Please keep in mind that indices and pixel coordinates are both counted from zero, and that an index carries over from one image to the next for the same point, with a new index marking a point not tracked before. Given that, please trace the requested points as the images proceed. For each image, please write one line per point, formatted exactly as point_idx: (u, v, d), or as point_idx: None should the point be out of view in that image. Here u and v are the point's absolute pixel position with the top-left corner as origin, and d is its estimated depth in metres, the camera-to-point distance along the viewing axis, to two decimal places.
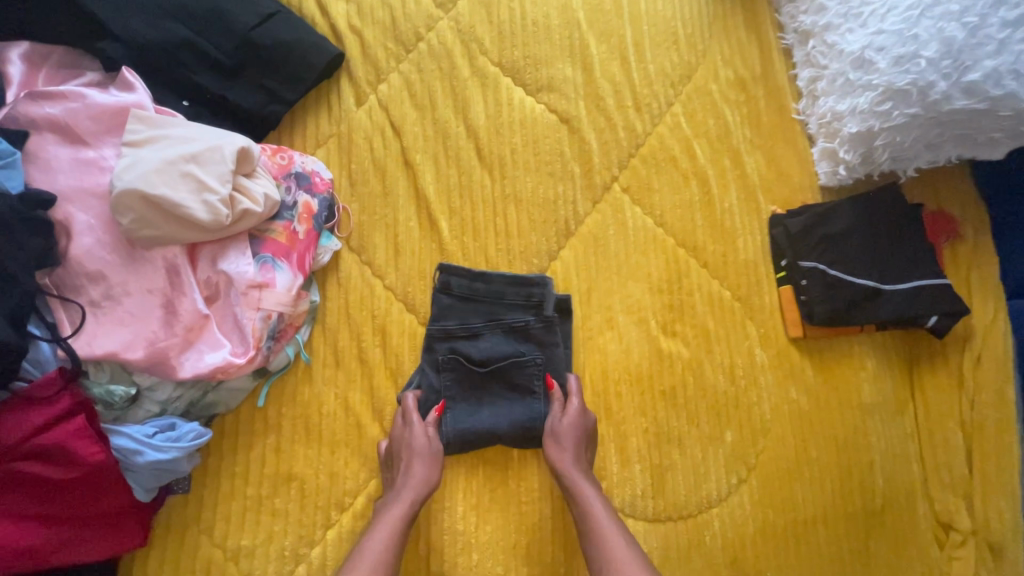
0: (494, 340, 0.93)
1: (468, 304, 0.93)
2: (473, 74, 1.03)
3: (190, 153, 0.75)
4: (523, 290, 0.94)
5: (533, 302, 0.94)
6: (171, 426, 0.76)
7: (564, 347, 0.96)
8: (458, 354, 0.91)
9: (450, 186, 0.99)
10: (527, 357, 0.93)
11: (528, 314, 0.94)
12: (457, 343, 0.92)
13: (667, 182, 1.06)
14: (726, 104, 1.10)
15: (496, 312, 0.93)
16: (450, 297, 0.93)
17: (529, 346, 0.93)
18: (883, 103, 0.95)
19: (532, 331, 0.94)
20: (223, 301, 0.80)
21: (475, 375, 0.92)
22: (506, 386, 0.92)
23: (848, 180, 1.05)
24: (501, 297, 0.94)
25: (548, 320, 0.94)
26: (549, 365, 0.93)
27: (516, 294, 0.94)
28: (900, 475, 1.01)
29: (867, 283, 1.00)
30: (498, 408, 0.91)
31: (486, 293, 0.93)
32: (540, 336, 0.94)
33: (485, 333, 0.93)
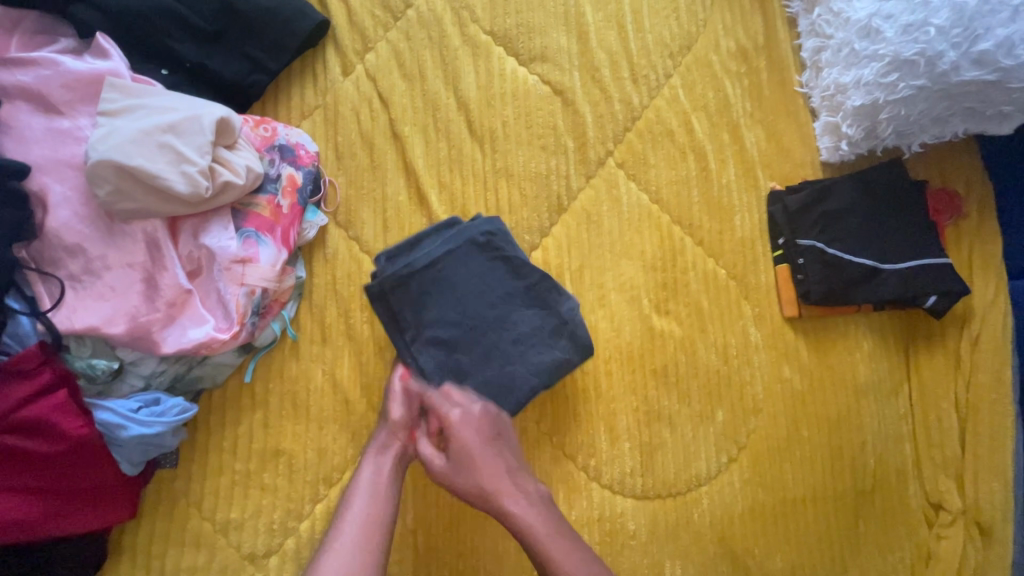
0: (462, 310, 0.85)
1: (424, 278, 0.84)
2: (464, 43, 1.00)
3: (168, 124, 0.73)
4: (479, 250, 0.86)
5: (497, 259, 0.87)
6: (156, 401, 0.75)
7: (542, 301, 0.87)
8: (433, 333, 0.84)
9: (440, 160, 0.96)
10: (505, 320, 0.86)
11: (494, 275, 0.86)
12: (424, 322, 0.85)
13: (663, 157, 1.03)
14: (727, 76, 1.06)
15: (452, 282, 0.85)
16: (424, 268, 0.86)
17: (502, 309, 0.86)
18: (889, 74, 0.92)
19: (502, 292, 0.86)
20: (206, 275, 0.78)
21: (456, 352, 0.85)
22: (496, 354, 0.85)
23: (851, 156, 1.02)
24: (456, 264, 0.85)
25: (518, 279, 0.87)
26: (530, 327, 0.86)
27: (470, 258, 0.86)
28: (892, 455, 1.01)
29: (865, 261, 0.98)
30: (495, 375, 0.84)
31: (442, 261, 0.85)
32: (512, 296, 0.86)
33: (454, 304, 0.85)
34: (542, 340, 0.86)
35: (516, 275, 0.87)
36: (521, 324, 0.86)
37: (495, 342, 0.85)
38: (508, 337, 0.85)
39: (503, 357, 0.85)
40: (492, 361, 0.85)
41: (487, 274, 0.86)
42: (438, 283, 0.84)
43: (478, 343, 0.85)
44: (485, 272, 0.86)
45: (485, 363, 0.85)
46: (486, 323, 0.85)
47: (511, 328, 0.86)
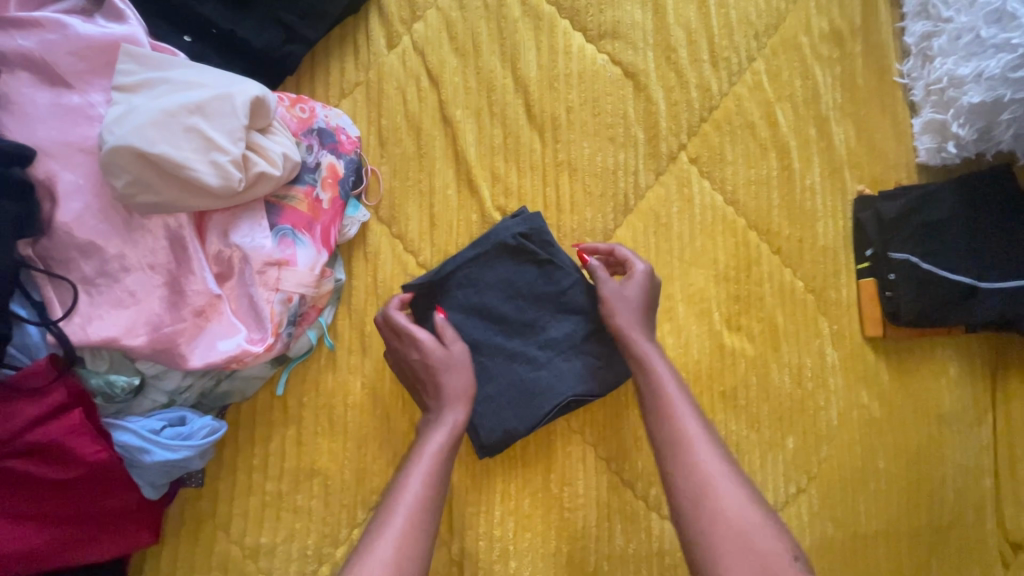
0: (487, 313, 0.80)
1: (449, 276, 0.79)
2: (525, 14, 0.87)
3: (195, 103, 0.62)
4: (511, 249, 0.80)
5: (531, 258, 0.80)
6: (182, 420, 0.67)
7: (576, 307, 0.80)
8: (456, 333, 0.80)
9: (495, 149, 0.85)
10: (530, 324, 0.80)
11: (522, 274, 0.80)
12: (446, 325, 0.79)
13: (742, 153, 0.92)
14: (818, 62, 0.94)
15: (481, 281, 0.79)
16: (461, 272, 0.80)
17: (531, 312, 0.80)
18: (1020, 69, 0.80)
19: (531, 294, 0.80)
20: (237, 279, 0.69)
21: (485, 359, 0.79)
22: (522, 360, 0.79)
23: (955, 159, 0.90)
24: (487, 263, 0.80)
25: (549, 278, 0.80)
26: (562, 331, 0.80)
27: (500, 255, 0.80)
28: (972, 490, 0.93)
29: (962, 279, 0.88)
30: (522, 381, 0.79)
31: (472, 259, 0.79)
32: (541, 300, 0.80)
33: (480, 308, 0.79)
34: (576, 347, 0.80)
35: (549, 278, 0.80)
36: (551, 329, 0.80)
37: (520, 348, 0.79)
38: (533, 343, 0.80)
39: (529, 364, 0.79)
40: (515, 365, 0.78)
41: (518, 276, 0.80)
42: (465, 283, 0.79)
43: (503, 349, 0.79)
44: (516, 272, 0.80)
45: (510, 370, 0.79)
46: (511, 327, 0.80)
47: (539, 334, 0.80)
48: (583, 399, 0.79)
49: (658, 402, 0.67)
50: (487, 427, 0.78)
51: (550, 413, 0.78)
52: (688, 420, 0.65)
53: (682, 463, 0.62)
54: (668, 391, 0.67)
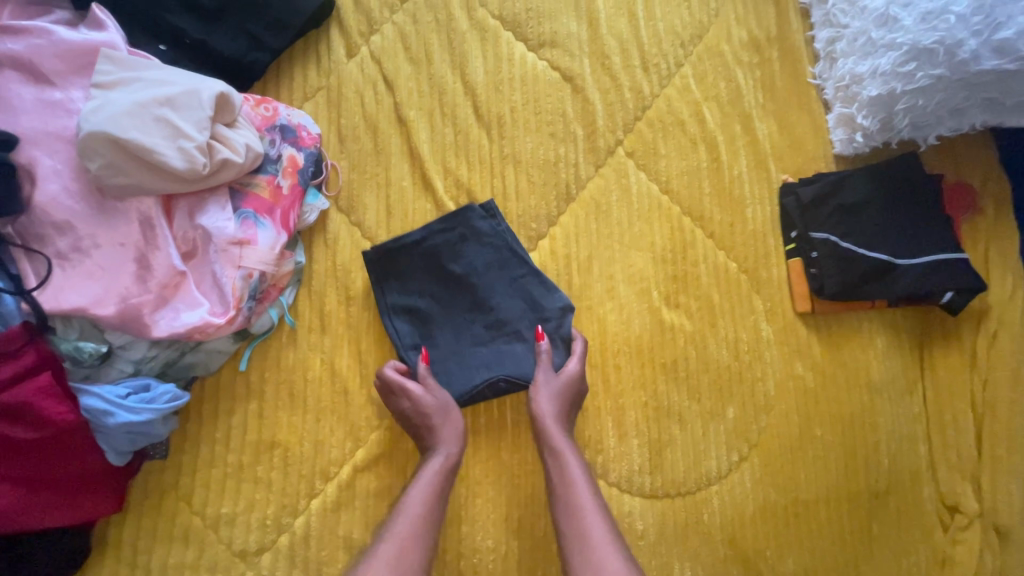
0: (444, 286, 0.88)
1: (415, 251, 0.87)
2: (472, 27, 0.97)
3: (165, 97, 0.70)
4: (477, 234, 0.89)
5: (497, 244, 0.88)
6: (145, 388, 0.72)
7: (527, 295, 0.88)
8: (407, 307, 0.87)
9: (445, 146, 0.94)
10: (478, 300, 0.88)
11: (479, 254, 0.88)
12: (404, 289, 0.87)
13: (674, 147, 1.01)
14: (739, 67, 1.04)
15: (443, 259, 0.88)
16: (421, 254, 0.88)
17: (484, 292, 0.88)
18: (908, 63, 0.89)
19: (488, 275, 0.88)
20: (202, 257, 0.75)
21: (429, 326, 0.87)
22: (467, 334, 0.87)
23: (865, 149, 0.99)
24: (454, 242, 0.88)
25: (500, 264, 0.88)
26: (504, 313, 0.88)
27: (468, 235, 0.88)
28: (906, 457, 0.97)
29: (880, 257, 0.95)
30: (462, 353, 0.86)
31: (438, 236, 0.88)
32: (495, 281, 0.88)
33: (440, 281, 0.88)
34: (518, 332, 0.87)
35: (509, 266, 0.88)
36: (499, 311, 0.88)
37: (469, 324, 0.87)
38: (480, 317, 0.88)
39: (474, 339, 0.87)
40: (458, 340, 0.87)
41: (480, 261, 0.88)
42: (418, 254, 0.87)
43: (452, 320, 0.87)
44: (477, 254, 0.88)
45: (456, 342, 0.87)
46: (469, 303, 0.88)
47: (487, 313, 0.88)
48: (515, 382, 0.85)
49: (567, 494, 0.76)
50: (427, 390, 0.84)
51: (478, 388, 0.84)
52: (592, 511, 0.74)
53: (581, 557, 0.71)
54: (576, 489, 0.76)
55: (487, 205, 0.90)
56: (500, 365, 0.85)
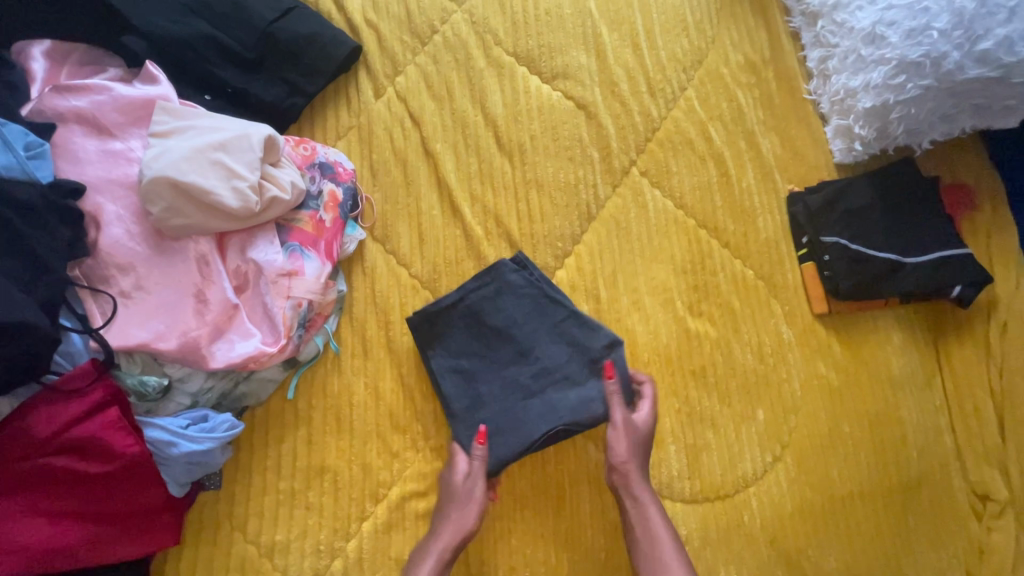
0: (486, 342, 0.90)
1: (454, 311, 0.90)
2: (489, 64, 1.04)
3: (218, 142, 0.75)
4: (513, 287, 0.90)
5: (534, 295, 0.90)
6: (204, 418, 0.74)
7: (570, 339, 0.89)
8: (454, 369, 0.88)
9: (471, 175, 0.99)
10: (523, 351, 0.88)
11: (514, 307, 0.90)
12: (451, 350, 0.89)
13: (684, 165, 1.07)
14: (738, 88, 1.12)
15: (483, 313, 0.90)
16: (461, 310, 0.90)
17: (525, 341, 0.89)
18: (897, 76, 0.95)
19: (528, 325, 0.89)
20: (253, 290, 0.79)
21: (475, 381, 0.88)
22: (518, 387, 0.88)
23: (864, 156, 1.06)
24: (491, 296, 0.90)
25: (539, 313, 0.89)
26: (551, 361, 0.88)
27: (503, 287, 0.90)
28: (934, 449, 1.00)
29: (889, 256, 1.01)
30: (512, 408, 0.86)
31: (474, 292, 0.90)
32: (536, 331, 0.89)
33: (481, 336, 0.90)
34: (567, 377, 0.88)
35: (546, 316, 0.90)
36: (544, 360, 0.88)
37: (518, 376, 0.88)
38: (525, 369, 0.88)
39: (522, 392, 0.87)
40: (508, 394, 0.87)
41: (518, 313, 0.90)
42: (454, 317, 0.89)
43: (499, 376, 0.88)
44: (515, 305, 0.90)
45: (506, 398, 0.87)
46: (514, 352, 0.89)
47: (533, 362, 0.89)
48: (574, 428, 0.85)
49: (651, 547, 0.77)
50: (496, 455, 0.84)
51: (538, 443, 0.84)
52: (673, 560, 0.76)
53: None
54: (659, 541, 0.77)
55: (517, 258, 0.92)
56: (558, 403, 0.86)
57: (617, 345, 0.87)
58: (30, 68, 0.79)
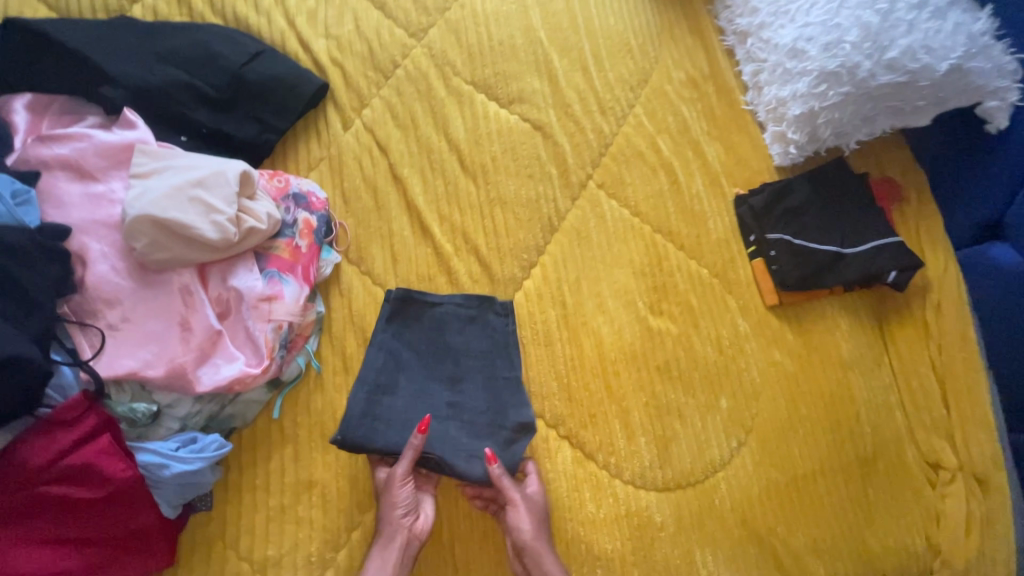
0: (437, 348, 0.97)
1: (425, 312, 0.98)
2: (450, 93, 1.12)
3: (196, 179, 0.80)
4: (486, 324, 0.99)
5: (499, 340, 0.98)
6: (193, 440, 0.78)
7: (496, 398, 0.95)
8: (388, 352, 0.94)
9: (438, 196, 1.06)
10: (455, 386, 0.95)
11: (485, 336, 0.98)
12: (401, 336, 0.96)
13: (637, 175, 1.15)
14: (682, 102, 1.21)
15: (445, 330, 0.98)
16: (423, 318, 0.98)
17: (463, 373, 0.96)
18: (819, 85, 1.05)
19: (473, 360, 0.97)
20: (235, 316, 0.83)
21: (401, 374, 0.94)
22: (429, 403, 0.93)
23: (800, 158, 1.14)
24: (463, 320, 0.99)
25: (480, 366, 0.97)
26: (466, 413, 0.94)
27: (484, 320, 0.99)
28: (887, 424, 1.07)
29: (829, 249, 1.10)
30: (411, 414, 0.91)
31: (454, 307, 0.99)
32: (473, 369, 0.97)
33: (436, 345, 0.97)
34: (472, 424, 0.93)
35: (491, 364, 0.97)
36: (464, 397, 0.95)
37: (434, 397, 0.94)
38: (448, 396, 0.94)
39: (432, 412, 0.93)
40: (417, 404, 0.92)
41: (472, 350, 0.98)
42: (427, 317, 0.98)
43: (423, 385, 0.94)
44: (475, 340, 0.98)
45: (415, 404, 0.92)
46: (446, 378, 0.96)
47: (456, 392, 0.95)
48: (470, 477, 0.89)
49: None
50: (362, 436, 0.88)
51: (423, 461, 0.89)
52: None
53: None
54: None
55: (507, 304, 1.00)
56: (459, 451, 0.91)
57: (530, 429, 0.93)
58: (13, 121, 0.83)
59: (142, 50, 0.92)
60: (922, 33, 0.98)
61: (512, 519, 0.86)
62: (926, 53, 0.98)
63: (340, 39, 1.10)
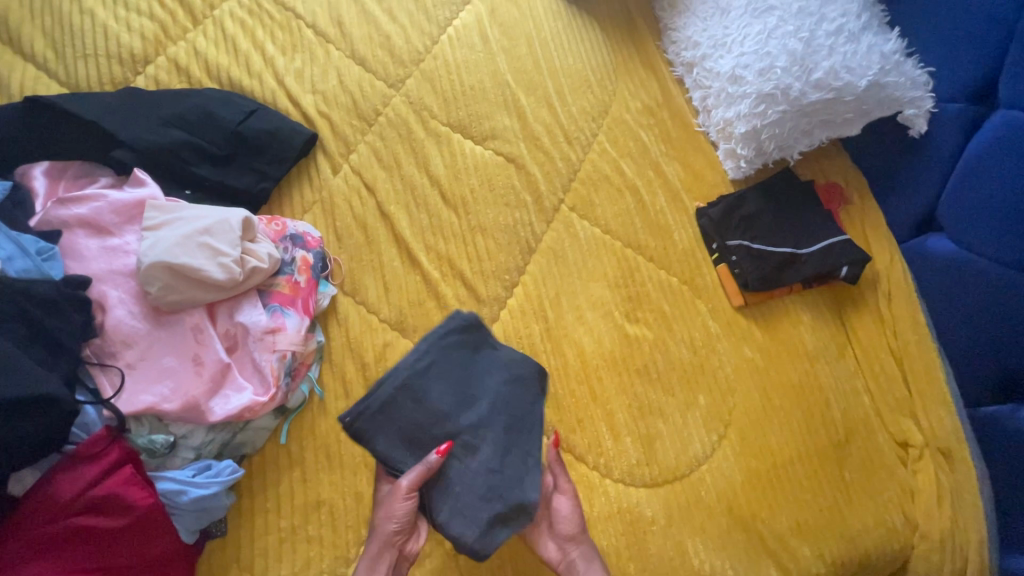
0: (475, 377, 0.95)
1: (476, 346, 0.97)
2: (429, 135, 1.23)
3: (204, 227, 0.89)
4: (529, 383, 0.97)
5: (532, 410, 0.96)
6: (208, 466, 0.85)
7: (508, 468, 0.91)
8: (421, 362, 0.93)
9: (424, 228, 1.15)
10: (473, 444, 0.91)
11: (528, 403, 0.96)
12: (442, 356, 0.94)
13: (605, 197, 1.26)
14: (641, 128, 1.33)
15: (491, 370, 0.96)
16: (472, 353, 0.96)
17: (490, 416, 0.92)
18: (758, 106, 1.17)
19: (501, 415, 0.93)
20: (242, 349, 0.91)
21: (432, 387, 0.92)
22: (443, 426, 0.91)
23: (751, 171, 1.26)
24: (512, 371, 0.96)
25: (504, 441, 0.92)
26: (467, 478, 0.90)
27: (529, 385, 0.96)
28: (855, 408, 1.15)
29: (785, 250, 1.20)
30: (416, 430, 0.91)
31: (512, 356, 0.97)
32: (500, 422, 0.93)
33: (474, 376, 0.95)
34: (469, 473, 0.90)
35: (521, 430, 0.94)
36: (479, 441, 0.91)
37: (448, 427, 0.91)
38: (467, 439, 0.91)
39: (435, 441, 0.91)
40: (429, 428, 0.91)
41: (510, 411, 0.94)
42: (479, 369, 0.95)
43: (445, 409, 0.92)
44: (514, 398, 0.95)
45: (426, 420, 0.91)
46: (473, 422, 0.92)
47: (475, 434, 0.91)
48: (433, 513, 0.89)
49: None
50: (365, 426, 0.89)
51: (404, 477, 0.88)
52: None
53: None
54: None
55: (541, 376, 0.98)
56: (453, 511, 0.89)
57: (526, 512, 0.90)
58: (34, 187, 0.93)
59: (148, 114, 1.02)
60: (842, 55, 1.10)
61: (559, 503, 0.95)
62: (846, 72, 1.10)
63: (326, 94, 1.21)
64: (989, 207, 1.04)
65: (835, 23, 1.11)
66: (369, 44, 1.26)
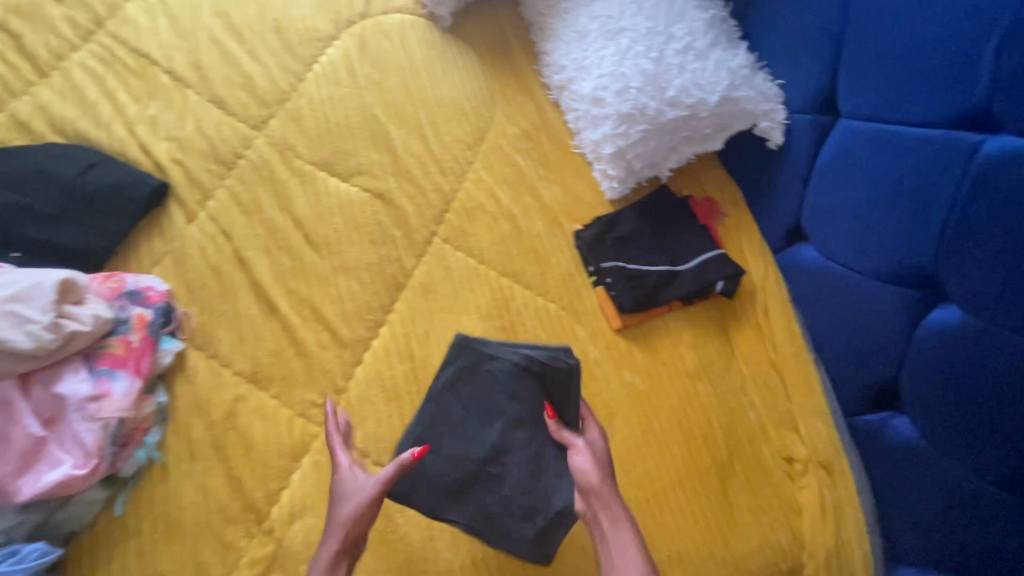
0: (490, 397, 1.02)
1: (484, 366, 1.04)
2: (292, 174, 1.19)
3: (12, 294, 0.84)
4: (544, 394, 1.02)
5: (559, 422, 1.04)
6: (14, 551, 0.83)
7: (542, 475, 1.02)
8: (448, 378, 1.03)
9: (284, 271, 1.11)
10: (455, 460, 0.99)
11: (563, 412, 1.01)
12: (483, 366, 1.03)
13: (481, 226, 1.23)
14: (519, 153, 1.31)
15: (509, 387, 1.02)
16: (504, 372, 1.03)
17: (491, 435, 1.01)
18: (620, 126, 1.16)
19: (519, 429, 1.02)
20: (63, 419, 0.87)
21: (449, 405, 1.02)
22: (475, 431, 1.01)
23: (626, 190, 1.24)
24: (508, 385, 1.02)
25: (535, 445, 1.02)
26: (434, 481, 0.98)
27: (524, 400, 1.02)
28: (739, 425, 1.13)
29: (661, 269, 1.19)
30: (456, 438, 1.01)
31: (531, 363, 1.02)
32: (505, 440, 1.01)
33: (489, 395, 1.03)
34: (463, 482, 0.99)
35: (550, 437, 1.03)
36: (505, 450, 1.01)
37: (453, 442, 1.00)
38: (461, 446, 1.00)
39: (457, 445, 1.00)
40: (466, 433, 1.01)
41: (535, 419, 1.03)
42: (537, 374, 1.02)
43: (461, 421, 1.02)
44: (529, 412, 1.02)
45: (451, 433, 1.01)
46: (490, 432, 1.01)
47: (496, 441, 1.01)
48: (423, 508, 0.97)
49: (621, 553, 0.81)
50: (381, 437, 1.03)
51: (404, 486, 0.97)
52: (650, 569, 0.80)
53: None
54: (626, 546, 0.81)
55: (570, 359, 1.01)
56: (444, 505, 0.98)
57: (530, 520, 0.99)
58: None
59: None
60: (692, 73, 1.11)
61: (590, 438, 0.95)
62: (698, 89, 1.10)
63: (181, 140, 1.17)
64: (851, 221, 1.00)
65: (682, 42, 1.12)
66: (229, 87, 1.24)
